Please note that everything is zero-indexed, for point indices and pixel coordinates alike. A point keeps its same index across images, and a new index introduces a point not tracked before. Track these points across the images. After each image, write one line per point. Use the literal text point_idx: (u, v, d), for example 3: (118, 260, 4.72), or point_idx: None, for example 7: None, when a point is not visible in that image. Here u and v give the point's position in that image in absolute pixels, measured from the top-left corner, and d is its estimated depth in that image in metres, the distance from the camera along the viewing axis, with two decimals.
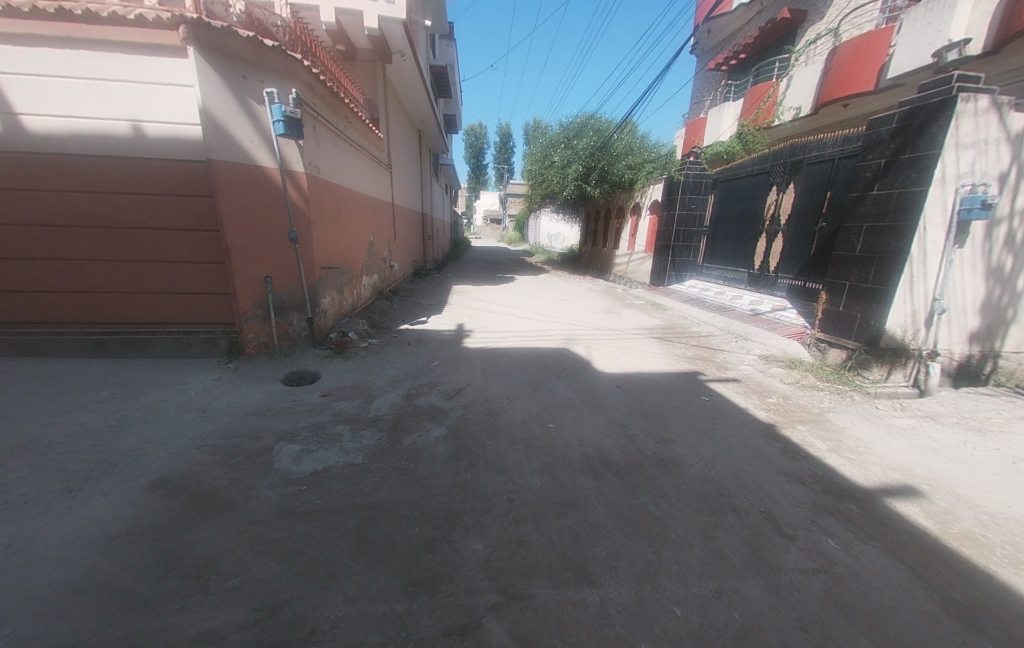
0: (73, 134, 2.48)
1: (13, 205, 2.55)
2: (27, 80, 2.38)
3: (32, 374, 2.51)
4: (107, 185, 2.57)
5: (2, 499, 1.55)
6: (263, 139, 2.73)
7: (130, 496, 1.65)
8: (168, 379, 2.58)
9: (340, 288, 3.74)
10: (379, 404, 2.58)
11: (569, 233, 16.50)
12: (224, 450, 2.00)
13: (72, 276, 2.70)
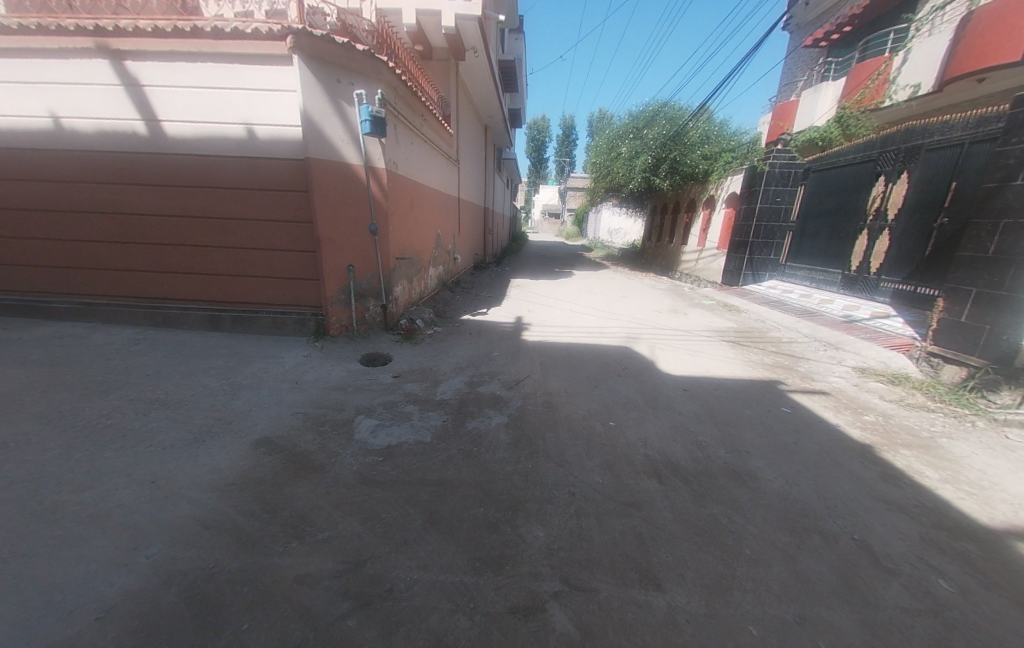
0: (202, 137, 2.87)
1: (154, 198, 3.03)
2: (168, 91, 2.79)
3: (166, 342, 2.99)
4: (225, 181, 2.96)
5: (150, 442, 1.89)
6: (352, 137, 2.96)
7: (241, 450, 1.92)
8: (267, 353, 2.93)
9: (410, 279, 3.97)
10: (444, 389, 2.71)
11: (632, 228, 15.90)
12: (313, 419, 2.24)
13: (196, 260, 3.16)
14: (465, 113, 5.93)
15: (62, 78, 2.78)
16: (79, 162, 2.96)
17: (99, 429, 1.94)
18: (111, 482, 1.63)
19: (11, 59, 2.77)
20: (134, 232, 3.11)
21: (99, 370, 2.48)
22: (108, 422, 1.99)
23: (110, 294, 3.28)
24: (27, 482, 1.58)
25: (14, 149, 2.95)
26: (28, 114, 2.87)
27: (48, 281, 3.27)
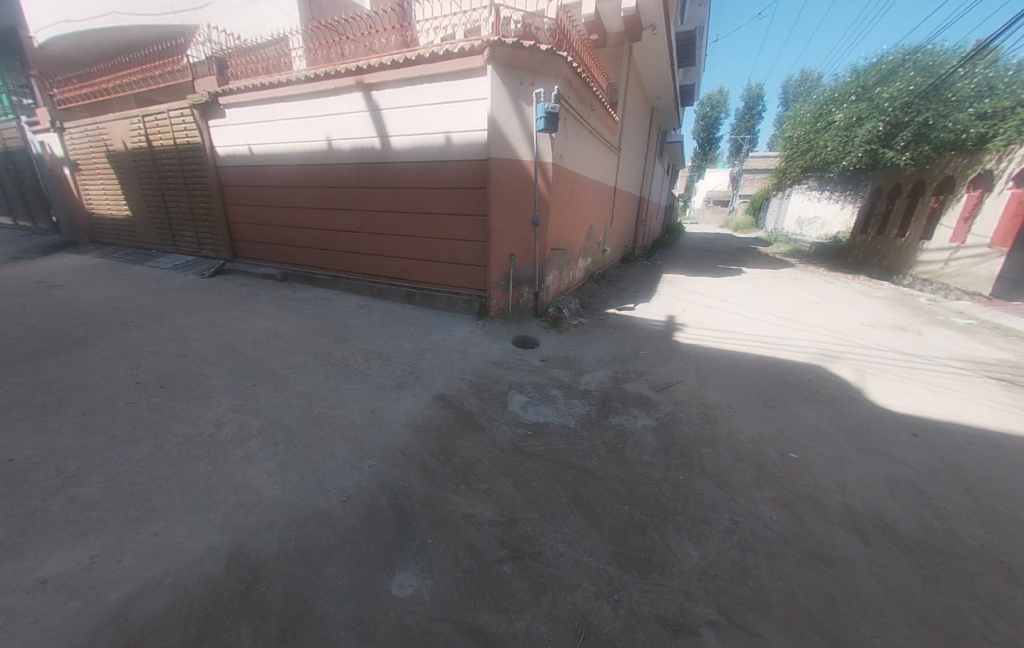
0: (414, 146, 3.54)
1: (377, 197, 3.90)
2: (394, 112, 3.53)
3: (377, 308, 3.89)
4: (425, 182, 3.59)
5: (368, 381, 2.52)
6: (527, 136, 3.21)
7: (425, 401, 2.36)
8: (441, 325, 3.50)
9: (561, 269, 4.11)
10: (589, 379, 2.74)
11: (833, 215, 12.51)
12: (475, 386, 2.58)
13: (399, 246, 3.96)
14: (633, 97, 5.67)
15: (334, 110, 3.81)
16: (338, 172, 4.04)
17: (340, 367, 2.67)
18: (347, 407, 2.23)
19: (309, 101, 3.94)
20: (364, 223, 4.09)
21: (339, 325, 3.40)
22: (345, 363, 2.72)
23: (347, 270, 4.43)
24: (305, 396, 2.31)
25: (305, 165, 4.22)
26: (314, 140, 4.05)
27: (315, 259, 4.63)
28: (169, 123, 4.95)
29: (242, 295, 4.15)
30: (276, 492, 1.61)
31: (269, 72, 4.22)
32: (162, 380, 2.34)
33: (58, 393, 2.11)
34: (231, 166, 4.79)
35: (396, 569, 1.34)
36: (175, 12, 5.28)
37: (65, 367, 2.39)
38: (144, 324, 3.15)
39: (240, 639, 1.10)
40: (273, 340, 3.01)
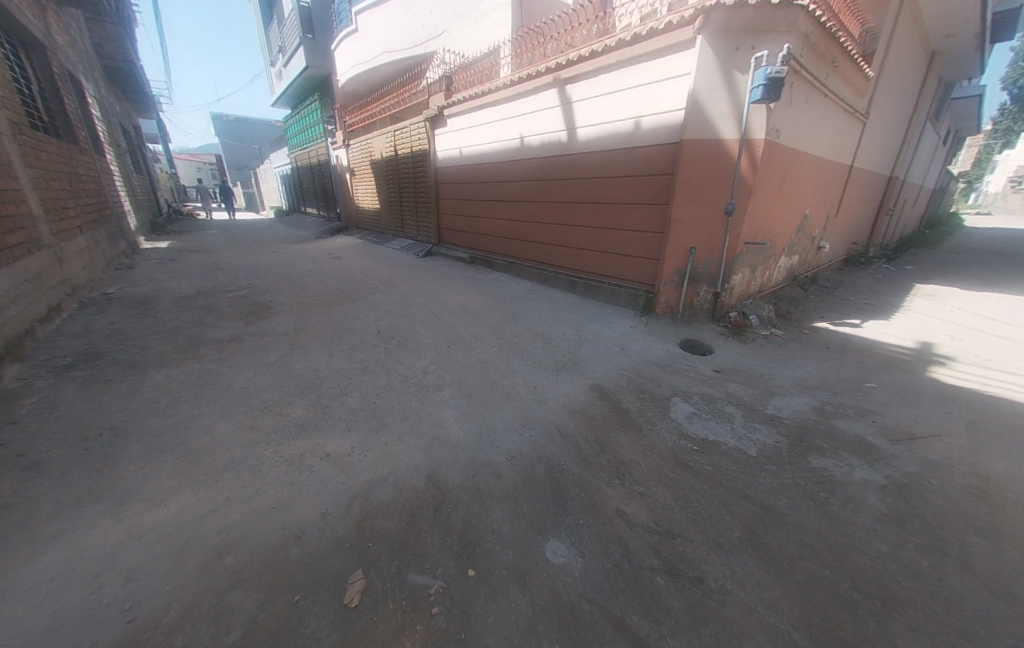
0: (601, 135, 3.55)
1: (556, 188, 4.12)
2: (585, 103, 3.60)
3: (543, 294, 4.16)
4: (606, 171, 3.57)
5: (532, 360, 2.73)
6: (735, 110, 2.84)
7: (583, 388, 2.41)
8: (603, 317, 3.48)
9: (754, 267, 3.49)
10: (779, 404, 2.27)
11: None
12: (636, 384, 2.48)
13: (571, 236, 4.10)
14: (902, 40, 4.21)
15: (530, 109, 4.17)
16: (525, 167, 4.43)
17: (510, 343, 2.98)
18: (515, 378, 2.48)
19: (510, 103, 4.42)
20: (542, 214, 4.39)
21: (511, 306, 3.79)
22: (514, 340, 3.02)
23: (522, 257, 4.88)
24: (482, 362, 2.68)
25: (499, 162, 4.80)
26: (509, 138, 4.55)
27: (496, 246, 5.27)
28: (409, 135, 6.38)
29: (441, 273, 5.09)
30: (459, 436, 1.94)
31: (482, 81, 4.93)
32: (390, 332, 3.11)
33: (337, 331, 3.07)
34: (445, 166, 5.86)
35: (550, 536, 1.44)
36: (422, 42, 6.66)
37: (340, 313, 3.45)
38: (381, 289, 4.24)
39: (432, 542, 1.40)
40: (461, 312, 3.59)
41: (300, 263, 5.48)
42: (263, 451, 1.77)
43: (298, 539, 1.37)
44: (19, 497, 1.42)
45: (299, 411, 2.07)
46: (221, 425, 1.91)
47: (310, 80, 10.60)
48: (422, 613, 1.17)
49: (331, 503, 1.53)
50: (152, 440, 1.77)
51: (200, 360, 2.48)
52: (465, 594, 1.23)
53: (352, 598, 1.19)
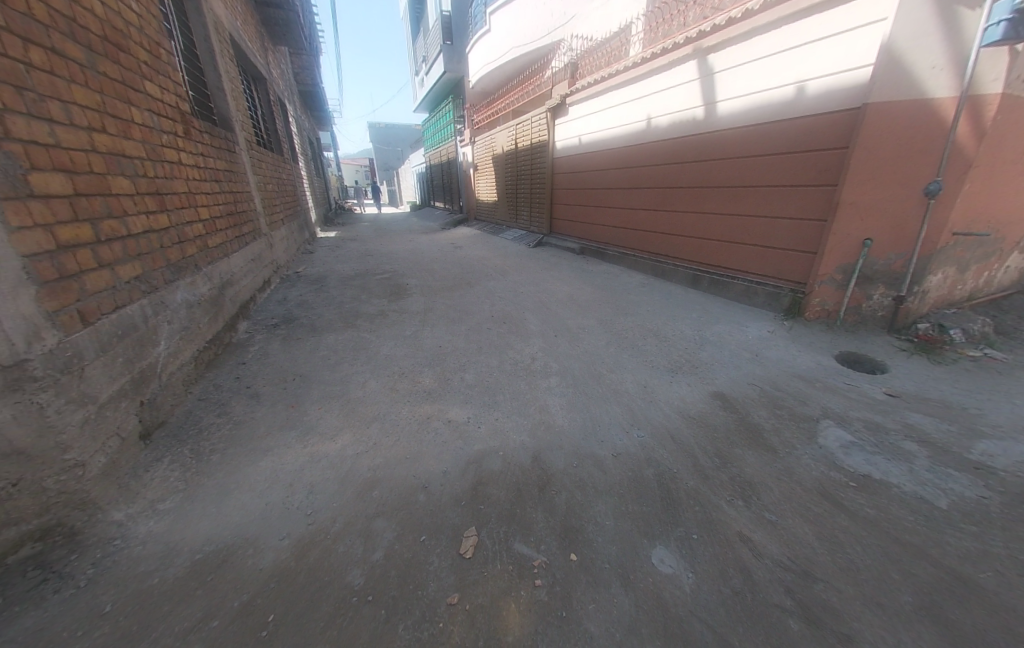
0: (750, 108, 3.16)
1: (686, 172, 3.80)
2: (731, 72, 3.24)
3: (659, 289, 3.88)
4: (754, 150, 3.16)
5: (645, 357, 2.58)
6: (954, 59, 2.19)
7: (703, 394, 2.18)
8: (731, 318, 3.07)
9: (965, 266, 2.65)
10: (994, 449, 1.69)
11: None
12: (771, 397, 2.14)
13: (699, 225, 3.76)
14: None
15: (661, 86, 3.91)
16: (650, 150, 4.18)
17: (620, 337, 2.87)
18: (624, 375, 2.39)
19: (638, 82, 4.20)
20: (665, 202, 4.09)
21: (622, 299, 3.63)
22: (625, 335, 2.90)
23: (637, 249, 4.66)
24: (590, 354, 2.64)
25: (620, 147, 4.62)
26: (634, 120, 4.34)
27: (610, 236, 5.12)
28: (530, 127, 6.56)
29: (551, 263, 5.15)
30: (565, 424, 1.97)
31: (609, 63, 4.79)
32: (503, 317, 3.30)
33: (457, 313, 3.39)
34: (562, 155, 5.88)
35: (657, 542, 1.37)
36: (551, 32, 6.74)
37: (460, 297, 3.79)
38: (495, 277, 4.51)
39: (536, 519, 1.46)
40: (570, 302, 3.59)
41: (428, 251, 6.19)
42: (398, 410, 2.08)
43: (424, 489, 1.59)
44: (248, 416, 1.97)
45: (426, 380, 2.36)
46: (369, 383, 2.31)
47: (445, 84, 11.70)
48: (526, 581, 1.25)
49: (450, 464, 1.72)
50: (324, 388, 2.25)
51: (355, 329, 3.03)
52: (567, 575, 1.26)
53: (466, 550, 1.34)
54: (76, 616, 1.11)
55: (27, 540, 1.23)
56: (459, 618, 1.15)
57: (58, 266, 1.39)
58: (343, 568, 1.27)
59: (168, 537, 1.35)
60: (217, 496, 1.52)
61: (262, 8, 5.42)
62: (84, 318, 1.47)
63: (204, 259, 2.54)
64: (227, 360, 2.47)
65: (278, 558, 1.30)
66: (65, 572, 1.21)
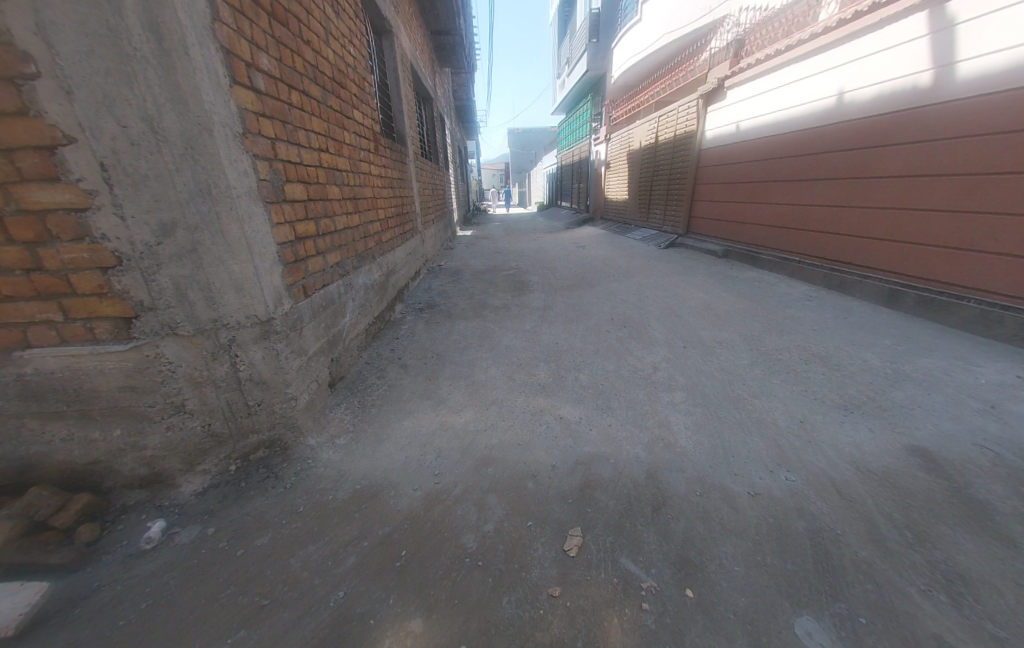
0: (1015, 64, 2.31)
1: (894, 157, 3.00)
2: (989, 19, 2.44)
3: (831, 305, 3.14)
4: (1017, 123, 2.31)
5: (803, 386, 2.12)
6: None
7: (890, 444, 1.68)
8: (948, 353, 2.29)
9: None
10: None
11: None
12: (1016, 470, 1.50)
13: (908, 226, 2.95)
14: None
15: (866, 52, 3.17)
16: (838, 134, 3.44)
17: (768, 358, 2.43)
18: (771, 403, 2.02)
19: (828, 51, 3.49)
20: (856, 196, 3.32)
21: (775, 313, 3.07)
22: (775, 356, 2.44)
23: (804, 254, 3.91)
24: (726, 373, 2.32)
25: (792, 133, 3.93)
26: (818, 98, 3.63)
27: (766, 239, 4.42)
28: (675, 118, 6.04)
29: (684, 267, 4.68)
30: (688, 445, 1.78)
31: (787, 33, 4.07)
32: (624, 321, 3.15)
33: (577, 312, 3.39)
34: (712, 147, 5.26)
35: (805, 611, 1.12)
36: (711, 11, 6.06)
37: (581, 297, 3.77)
38: (619, 279, 4.34)
39: (648, 540, 1.36)
40: (705, 312, 3.20)
41: (552, 250, 6.33)
42: (515, 398, 2.20)
43: (534, 477, 1.65)
44: (397, 382, 2.36)
45: (542, 374, 2.43)
46: (492, 369, 2.50)
47: (586, 83, 11.69)
48: (632, 601, 1.18)
49: (560, 459, 1.75)
50: (454, 368, 2.53)
51: (482, 318, 3.32)
52: (680, 610, 1.15)
53: (571, 547, 1.34)
54: (283, 508, 1.51)
55: (261, 445, 1.73)
56: (560, 612, 1.16)
57: (295, 252, 1.90)
58: (459, 531, 1.42)
59: (340, 466, 1.72)
60: (373, 443, 1.86)
61: (435, 36, 6.29)
62: (306, 291, 1.97)
63: (379, 251, 3.14)
64: (386, 334, 3.01)
65: (411, 505, 1.52)
66: (280, 474, 1.66)
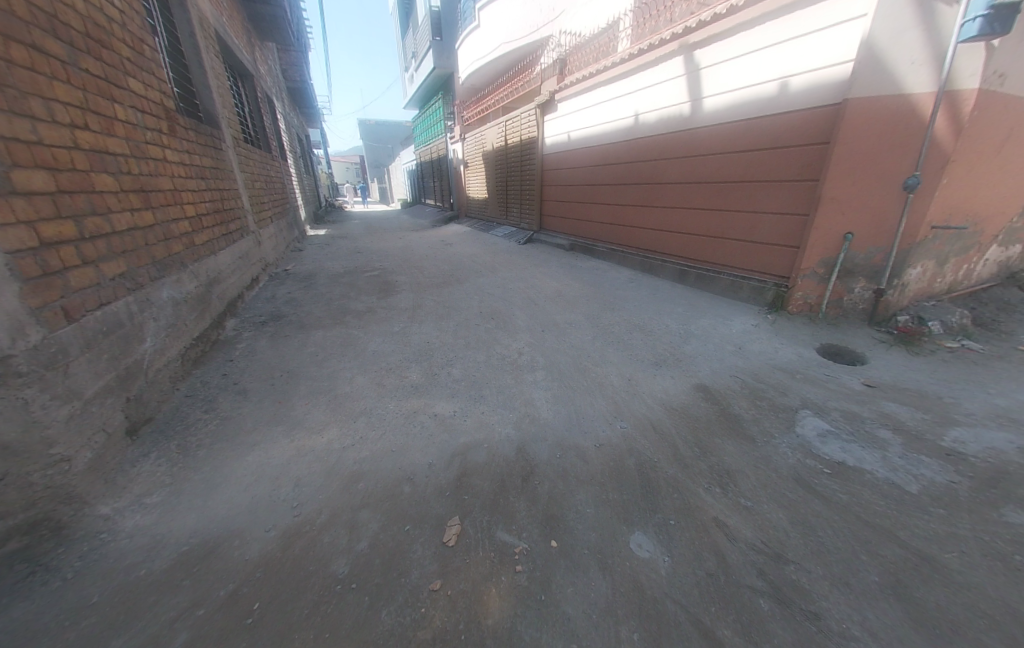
0: (735, 105, 3.27)
1: (674, 168, 3.90)
2: (716, 69, 3.35)
3: (647, 284, 3.94)
4: (740, 146, 3.27)
5: (631, 351, 2.62)
6: (931, 53, 2.31)
7: (686, 386, 2.22)
8: (717, 313, 3.14)
9: (943, 259, 2.83)
10: (964, 437, 1.75)
11: None
12: (755, 389, 2.18)
13: (686, 222, 3.87)
14: None
15: (649, 83, 4.01)
16: (638, 147, 4.28)
17: (607, 332, 2.91)
18: (609, 368, 2.43)
19: (627, 78, 4.28)
20: (654, 198, 4.20)
21: (610, 294, 3.67)
22: (611, 329, 2.94)
23: (625, 245, 4.76)
24: (576, 349, 2.68)
25: (608, 144, 4.71)
26: (622, 117, 4.44)
27: (599, 233, 5.21)
28: (519, 124, 6.57)
29: (541, 260, 5.19)
30: (549, 417, 2.00)
31: (597, 59, 4.85)
32: (491, 313, 3.32)
33: (446, 309, 3.41)
34: (551, 152, 5.91)
35: (637, 528, 1.40)
36: (539, 29, 6.73)
37: (450, 294, 3.81)
38: (485, 274, 4.53)
39: (520, 508, 1.50)
40: (559, 298, 3.62)
41: (419, 248, 6.19)
42: (385, 404, 2.10)
43: (409, 480, 1.62)
44: (235, 412, 1.99)
45: (414, 375, 2.38)
46: (357, 379, 2.33)
47: (437, 80, 11.65)
48: (507, 568, 1.28)
49: (435, 455, 1.76)
50: (311, 384, 2.26)
51: (344, 325, 3.05)
52: (547, 560, 1.30)
53: (449, 538, 1.37)
54: (63, 607, 1.12)
55: (14, 533, 1.24)
56: (442, 603, 1.18)
57: (41, 264, 1.40)
58: (327, 559, 1.30)
59: (155, 529, 1.37)
60: (204, 490, 1.54)
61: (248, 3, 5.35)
62: (68, 314, 1.47)
63: (191, 257, 2.55)
64: (214, 356, 2.49)
65: (264, 549, 1.32)
66: (54, 563, 1.22)
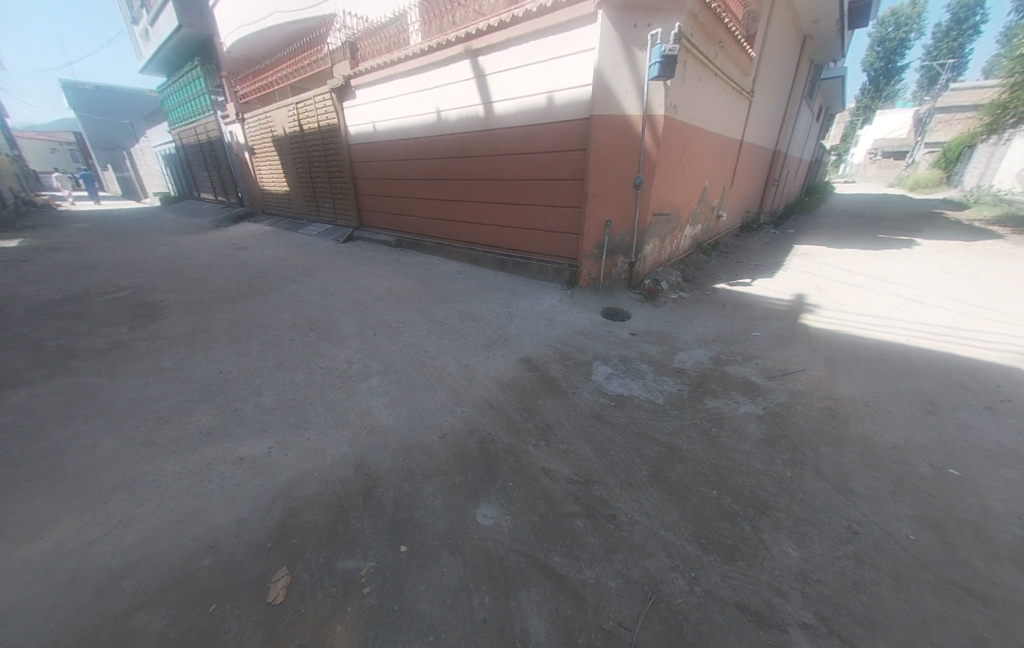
0: (518, 111, 3.71)
1: (478, 165, 4.20)
2: (499, 77, 3.72)
3: (474, 274, 4.18)
4: (527, 148, 3.76)
5: (465, 339, 2.75)
6: (636, 86, 3.15)
7: (513, 361, 2.49)
8: (533, 293, 3.61)
9: (663, 236, 4.00)
10: (685, 358, 2.56)
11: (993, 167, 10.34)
12: (564, 351, 2.62)
13: (496, 215, 4.25)
14: (770, 44, 5.24)
15: (444, 82, 4.15)
16: (445, 144, 4.41)
17: (440, 324, 2.96)
18: (445, 359, 2.49)
19: (423, 74, 4.31)
20: (466, 193, 4.44)
21: (441, 287, 3.74)
22: (444, 321, 3.00)
23: (449, 239, 4.91)
24: (411, 346, 2.63)
25: (416, 138, 4.70)
26: (424, 113, 4.47)
27: (423, 228, 5.20)
28: (316, 109, 5.81)
29: (366, 259, 4.83)
30: (387, 422, 1.92)
31: (391, 49, 4.70)
32: (309, 324, 2.91)
33: (246, 327, 2.80)
34: (359, 143, 5.49)
35: (481, 501, 1.50)
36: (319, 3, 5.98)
37: (250, 308, 3.14)
38: (297, 280, 3.92)
39: (363, 527, 1.39)
40: (389, 297, 3.46)
41: (199, 256, 4.85)
42: (160, 465, 1.60)
43: (210, 549, 1.28)
44: None
45: (204, 418, 1.89)
46: (105, 445, 1.68)
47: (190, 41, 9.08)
48: (353, 595, 1.18)
49: (245, 506, 1.45)
50: (10, 472, 1.51)
51: (71, 374, 2.14)
52: (397, 568, 1.26)
53: (275, 595, 1.16)
54: None
55: None
56: None
57: None
58: None
59: None
60: None
61: None
62: None
63: None
64: None
65: None
66: None
